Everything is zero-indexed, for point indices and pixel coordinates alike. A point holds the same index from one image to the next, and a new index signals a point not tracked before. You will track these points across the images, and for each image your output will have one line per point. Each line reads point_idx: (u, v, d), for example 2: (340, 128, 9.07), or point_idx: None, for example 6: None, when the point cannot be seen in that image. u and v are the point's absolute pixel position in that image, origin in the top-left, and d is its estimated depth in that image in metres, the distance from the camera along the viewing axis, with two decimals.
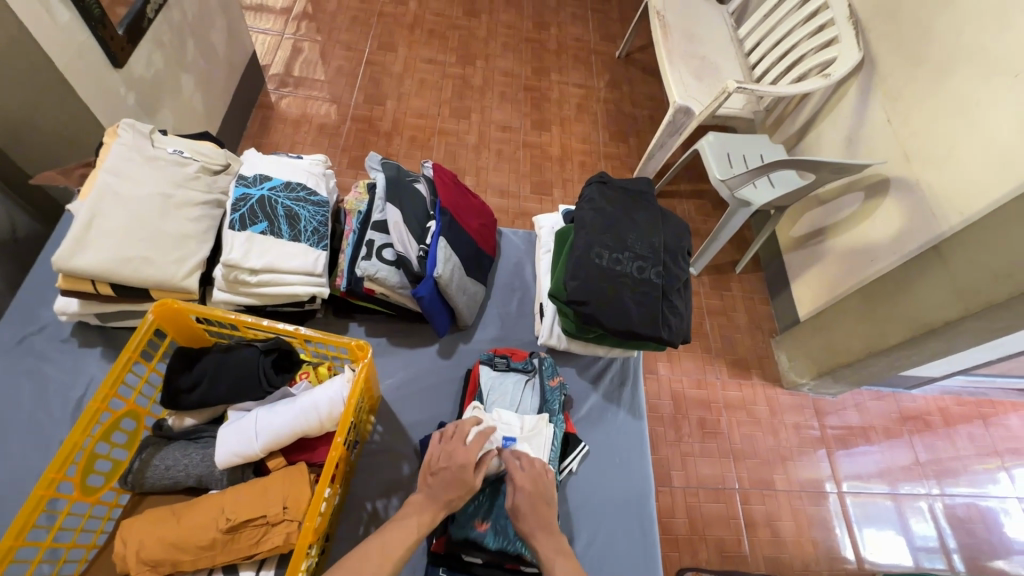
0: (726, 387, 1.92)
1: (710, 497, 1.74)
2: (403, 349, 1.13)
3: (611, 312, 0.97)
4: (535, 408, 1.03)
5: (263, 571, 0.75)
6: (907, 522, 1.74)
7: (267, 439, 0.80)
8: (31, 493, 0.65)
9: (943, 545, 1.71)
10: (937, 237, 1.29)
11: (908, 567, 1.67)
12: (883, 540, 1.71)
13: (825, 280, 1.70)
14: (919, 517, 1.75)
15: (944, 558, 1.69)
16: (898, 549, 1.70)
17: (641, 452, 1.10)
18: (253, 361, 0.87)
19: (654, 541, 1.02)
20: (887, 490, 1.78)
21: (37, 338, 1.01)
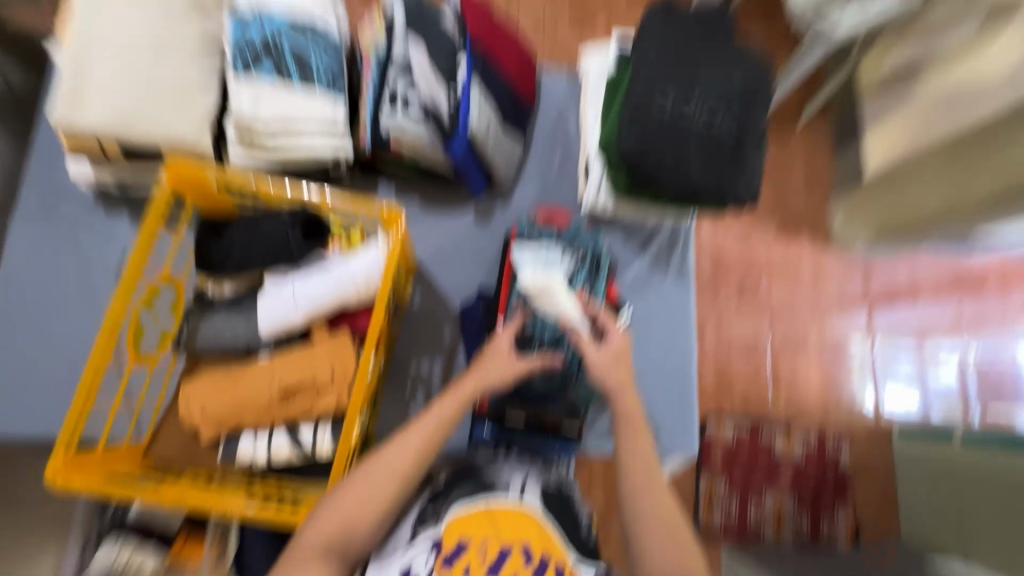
0: (772, 249, 1.83)
1: (742, 356, 1.79)
2: (437, 213, 1.06)
3: (670, 172, 0.85)
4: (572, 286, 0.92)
5: (321, 428, 0.79)
6: (925, 377, 1.83)
7: (307, 307, 0.79)
8: (90, 362, 0.66)
9: (960, 395, 1.81)
10: None
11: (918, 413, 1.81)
12: (899, 392, 1.82)
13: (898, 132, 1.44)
14: (944, 372, 1.83)
15: (958, 406, 1.80)
16: (913, 400, 1.82)
17: (685, 319, 1.07)
18: (282, 229, 0.81)
19: (693, 403, 1.04)
20: (910, 345, 1.83)
21: (60, 204, 0.96)
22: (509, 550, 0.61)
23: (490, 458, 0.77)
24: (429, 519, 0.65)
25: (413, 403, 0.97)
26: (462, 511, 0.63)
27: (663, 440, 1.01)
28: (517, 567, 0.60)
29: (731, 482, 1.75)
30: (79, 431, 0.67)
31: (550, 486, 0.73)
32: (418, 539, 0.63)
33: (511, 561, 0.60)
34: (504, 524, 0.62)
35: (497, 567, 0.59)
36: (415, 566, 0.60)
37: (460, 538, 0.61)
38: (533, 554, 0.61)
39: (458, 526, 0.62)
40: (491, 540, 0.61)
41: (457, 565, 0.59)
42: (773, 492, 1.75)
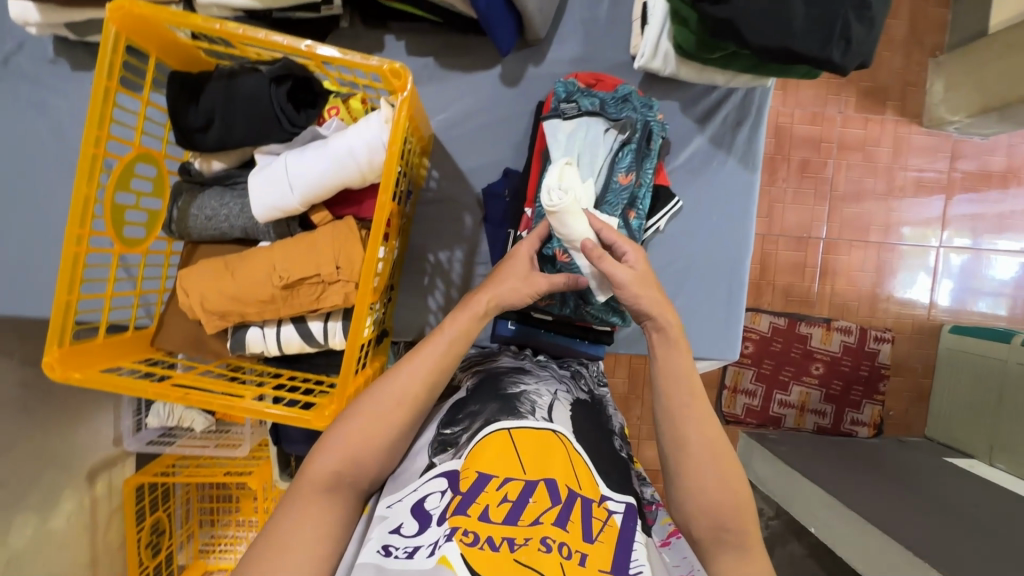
0: (847, 124, 1.64)
1: (791, 246, 1.68)
2: (455, 74, 0.87)
3: (757, 18, 0.63)
4: (612, 173, 0.81)
5: (332, 323, 0.73)
6: (986, 270, 1.71)
7: (304, 190, 0.67)
8: (64, 251, 0.59)
9: (1015, 291, 1.72)
10: None
11: (973, 310, 1.73)
12: (957, 288, 1.72)
13: None
14: (1007, 266, 1.71)
15: (1009, 302, 1.73)
16: (973, 296, 1.72)
17: (744, 210, 0.91)
18: (265, 94, 0.67)
19: (740, 305, 0.93)
20: (968, 243, 1.70)
21: (20, 58, 0.83)
22: (534, 485, 0.55)
23: (517, 366, 0.75)
24: (447, 448, 0.60)
25: (431, 296, 0.90)
26: (483, 441, 0.58)
27: (701, 342, 0.93)
28: (541, 505, 0.54)
29: (759, 375, 1.72)
30: (71, 321, 0.61)
31: (580, 399, 0.72)
32: (433, 471, 0.58)
33: (536, 498, 0.54)
34: (528, 451, 0.57)
35: (520, 506, 0.53)
36: (431, 503, 0.55)
37: (480, 473, 0.56)
38: (559, 491, 0.55)
39: (478, 459, 0.57)
40: (513, 475, 0.55)
41: (476, 504, 0.53)
42: (801, 384, 1.72)
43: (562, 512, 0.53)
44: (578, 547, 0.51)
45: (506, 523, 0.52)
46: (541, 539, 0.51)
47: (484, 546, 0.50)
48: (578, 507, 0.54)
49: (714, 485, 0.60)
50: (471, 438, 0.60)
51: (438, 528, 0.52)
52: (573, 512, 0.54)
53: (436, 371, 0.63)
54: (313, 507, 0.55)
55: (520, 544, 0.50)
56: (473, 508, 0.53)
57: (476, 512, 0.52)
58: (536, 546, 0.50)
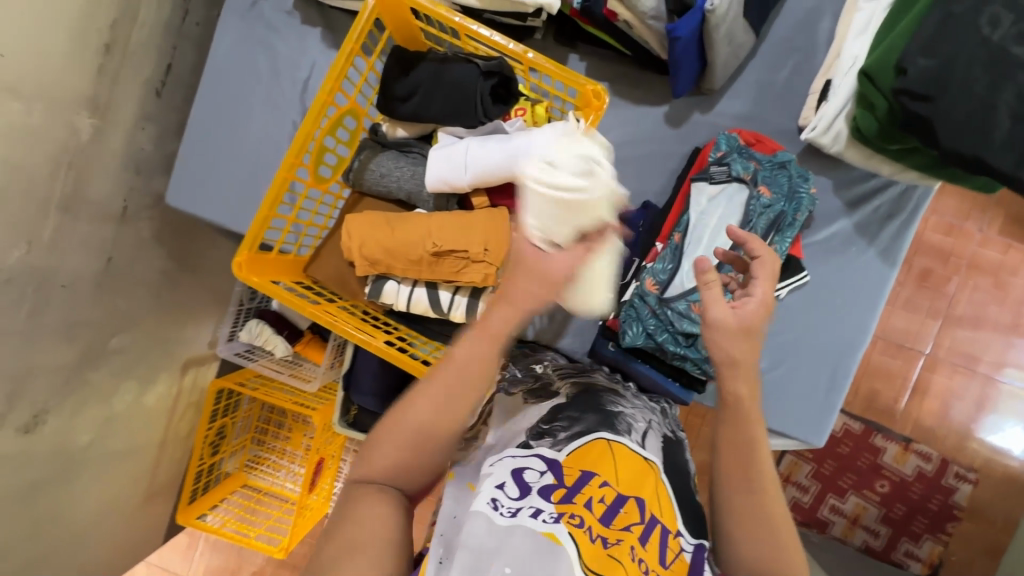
0: (985, 245, 1.56)
1: (889, 352, 1.61)
2: (623, 103, 0.93)
3: (956, 121, 0.64)
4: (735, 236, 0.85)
5: (457, 297, 0.79)
6: None
7: (476, 173, 0.74)
8: (278, 173, 0.69)
9: None
10: None
11: None
12: None
13: None
14: None
15: None
16: None
17: (871, 304, 0.90)
18: (469, 82, 0.74)
19: (840, 394, 0.92)
20: None
21: (264, 4, 0.96)
22: (626, 498, 0.58)
23: (613, 387, 0.78)
24: (545, 437, 0.64)
25: (541, 299, 0.95)
26: (583, 447, 0.63)
27: (789, 419, 0.92)
28: (630, 516, 0.57)
29: (816, 472, 1.64)
30: (262, 232, 0.72)
31: (667, 435, 0.74)
32: (531, 450, 0.63)
33: (627, 510, 0.57)
34: (624, 468, 0.61)
35: (614, 510, 0.57)
36: (531, 476, 0.59)
37: (583, 471, 0.60)
38: (646, 510, 0.58)
39: (581, 459, 0.61)
40: (610, 481, 0.59)
41: (581, 495, 0.57)
42: (860, 496, 1.63)
43: (645, 530, 0.57)
44: (655, 568, 0.54)
45: (602, 520, 0.55)
46: (630, 546, 0.54)
47: (585, 533, 0.53)
48: (658, 533, 0.57)
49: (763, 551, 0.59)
50: (569, 436, 0.64)
51: (542, 498, 0.56)
52: (653, 534, 0.57)
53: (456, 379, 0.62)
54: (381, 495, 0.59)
55: (613, 542, 0.54)
56: (576, 500, 0.57)
57: (581, 501, 0.57)
58: (626, 549, 0.54)
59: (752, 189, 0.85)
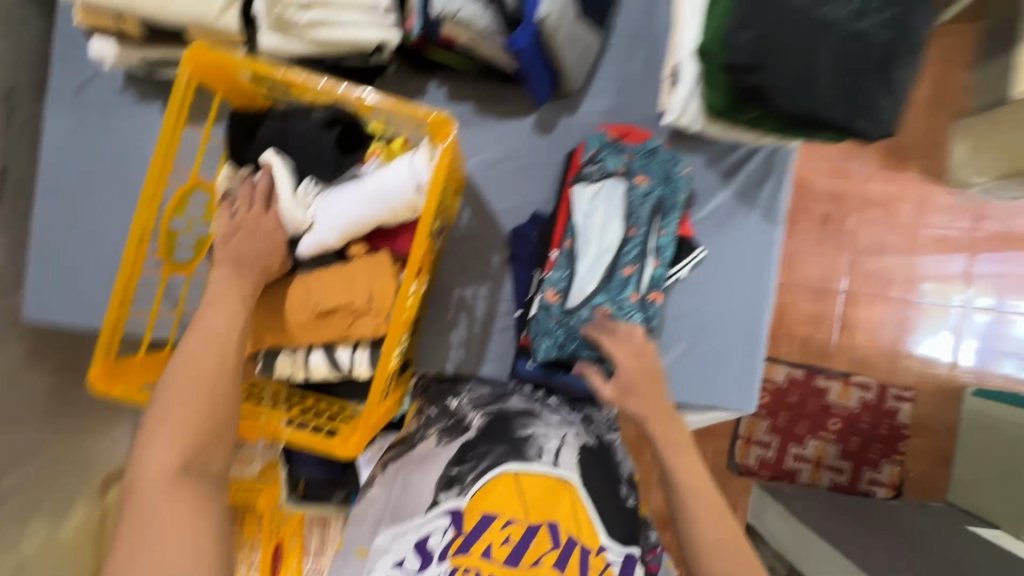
0: (870, 181, 1.67)
1: (811, 297, 1.68)
2: (491, 120, 0.92)
3: (786, 86, 0.66)
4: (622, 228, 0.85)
5: (359, 352, 0.74)
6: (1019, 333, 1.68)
7: (344, 227, 0.70)
8: (120, 270, 0.63)
9: None
10: None
11: (1001, 375, 1.68)
12: (985, 350, 1.68)
13: None
14: None
15: None
16: (999, 357, 1.68)
17: (764, 265, 0.93)
18: (314, 136, 0.72)
19: (758, 357, 0.94)
20: (996, 303, 1.67)
21: (91, 87, 0.89)
22: (537, 528, 0.59)
23: (527, 408, 0.76)
24: (453, 485, 0.65)
25: (454, 331, 0.93)
26: (489, 483, 0.63)
27: (718, 393, 0.94)
28: (542, 547, 0.58)
29: (774, 426, 1.69)
30: (117, 337, 0.65)
31: (589, 446, 0.74)
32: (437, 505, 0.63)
33: (538, 540, 0.58)
34: (535, 497, 0.62)
35: (522, 548, 0.58)
36: (434, 539, 0.61)
37: (484, 514, 0.60)
38: (560, 535, 0.59)
39: (486, 499, 0.61)
40: (517, 517, 0.60)
41: (479, 542, 0.58)
42: (818, 438, 1.69)
43: (561, 555, 0.58)
44: None
45: (507, 565, 0.57)
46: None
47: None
48: (577, 553, 0.59)
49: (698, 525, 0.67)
50: (477, 477, 0.64)
51: (440, 563, 0.59)
52: (571, 557, 0.58)
53: (211, 343, 0.60)
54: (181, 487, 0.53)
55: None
56: (477, 548, 0.58)
57: (478, 551, 0.58)
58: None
59: (629, 180, 0.85)
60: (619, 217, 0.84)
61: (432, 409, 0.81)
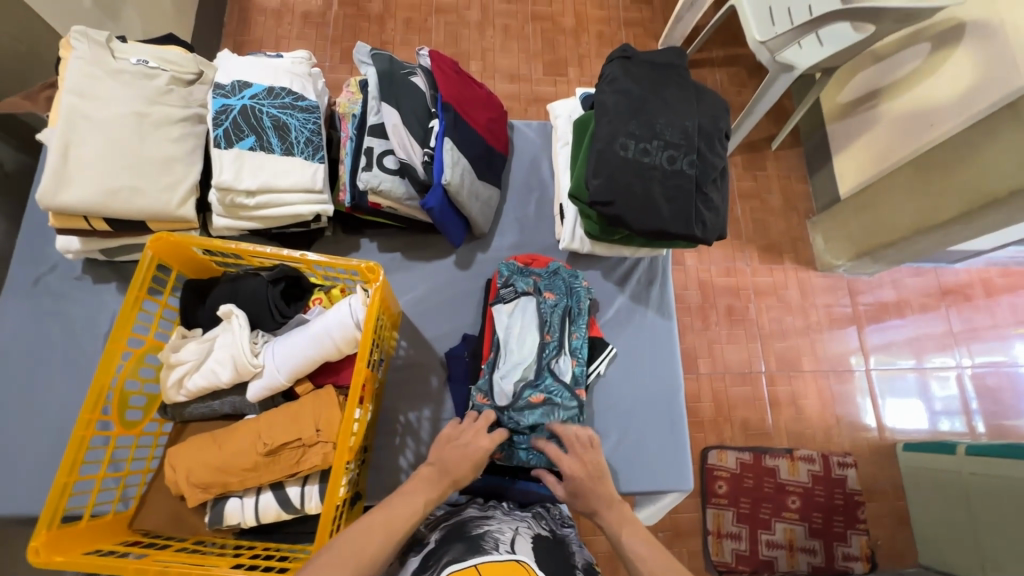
0: (757, 274, 1.95)
1: (737, 381, 1.84)
2: (418, 263, 1.08)
3: (636, 212, 0.88)
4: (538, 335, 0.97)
5: (308, 487, 0.78)
6: (928, 390, 1.87)
7: (290, 369, 0.79)
8: (72, 434, 0.66)
9: (966, 407, 1.86)
10: (982, 112, 1.31)
11: (924, 430, 1.83)
12: (901, 408, 1.85)
13: (863, 162, 1.74)
14: (940, 384, 1.88)
15: (950, 417, 1.85)
16: (916, 414, 1.85)
17: (669, 353, 1.08)
18: (261, 292, 0.82)
19: (684, 436, 1.04)
20: (914, 363, 1.89)
21: (50, 277, 0.99)
22: None
23: (481, 514, 0.79)
24: None
25: (403, 455, 0.97)
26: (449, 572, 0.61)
27: (657, 477, 1.00)
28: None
29: (739, 515, 1.71)
30: (63, 503, 0.66)
31: (542, 535, 0.77)
32: None
33: None
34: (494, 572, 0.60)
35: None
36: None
37: None
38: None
39: None
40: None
41: None
42: (783, 520, 1.72)
43: None
44: None
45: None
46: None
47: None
48: None
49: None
50: (438, 570, 0.64)
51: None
52: None
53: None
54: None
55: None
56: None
57: None
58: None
59: (539, 296, 1.00)
60: (535, 329, 0.98)
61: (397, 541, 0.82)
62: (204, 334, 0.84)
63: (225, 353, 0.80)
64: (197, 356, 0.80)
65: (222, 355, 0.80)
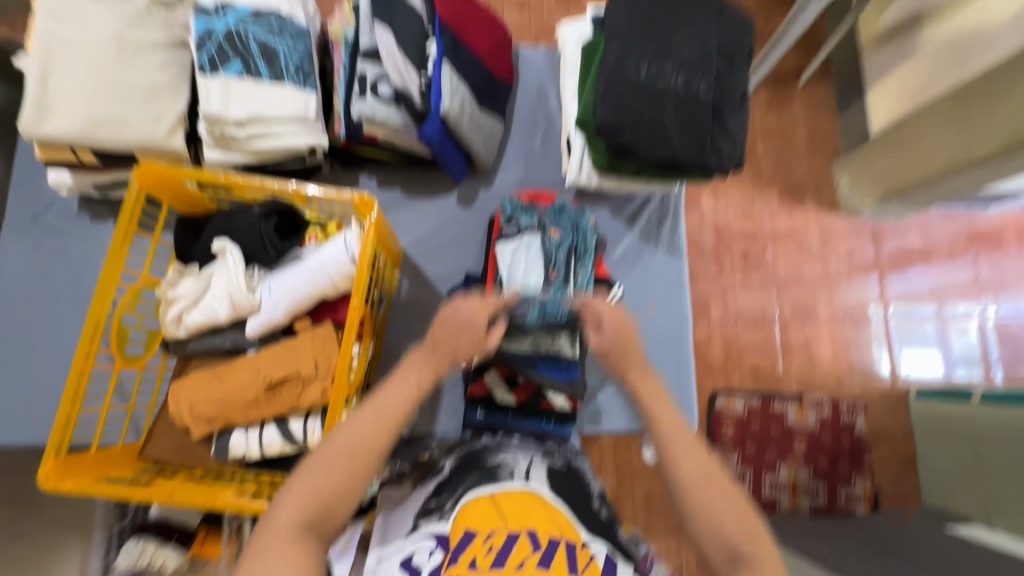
0: (776, 217, 1.87)
1: (749, 327, 1.80)
2: (420, 201, 1.05)
3: (647, 141, 0.82)
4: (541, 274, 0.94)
5: (310, 421, 0.78)
6: (946, 340, 1.82)
7: (288, 305, 0.78)
8: (72, 366, 0.67)
9: (986, 357, 1.81)
10: None
11: (939, 379, 1.80)
12: (917, 357, 1.81)
13: (898, 96, 1.62)
14: (961, 334, 1.83)
15: (968, 367, 1.81)
16: (933, 364, 1.81)
17: (679, 293, 1.05)
18: (255, 226, 0.80)
19: (690, 378, 1.02)
20: (933, 311, 1.83)
21: (48, 214, 0.97)
22: (516, 537, 0.59)
23: (494, 441, 0.77)
24: (433, 513, 0.63)
25: None
26: (466, 505, 0.62)
27: None
28: (523, 553, 0.57)
29: (744, 457, 1.73)
30: (68, 433, 0.67)
31: (556, 467, 0.74)
32: (421, 530, 0.61)
33: (518, 547, 0.57)
34: (510, 509, 0.62)
35: (504, 554, 0.57)
36: (419, 559, 0.58)
37: (467, 529, 0.59)
38: (539, 540, 0.58)
39: (465, 516, 0.61)
40: (497, 528, 0.59)
41: (465, 555, 0.57)
42: (788, 463, 1.73)
43: (544, 557, 0.57)
44: None
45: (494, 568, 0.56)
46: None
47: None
48: (562, 551, 0.58)
49: (711, 489, 0.66)
50: (455, 501, 0.64)
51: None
52: (556, 556, 0.58)
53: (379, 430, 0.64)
54: (299, 550, 0.55)
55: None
56: (463, 561, 0.56)
57: (465, 563, 0.56)
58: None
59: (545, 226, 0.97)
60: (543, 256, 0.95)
61: (404, 464, 0.79)
62: (200, 271, 0.82)
63: (222, 290, 0.79)
64: (194, 293, 0.79)
65: (219, 292, 0.79)
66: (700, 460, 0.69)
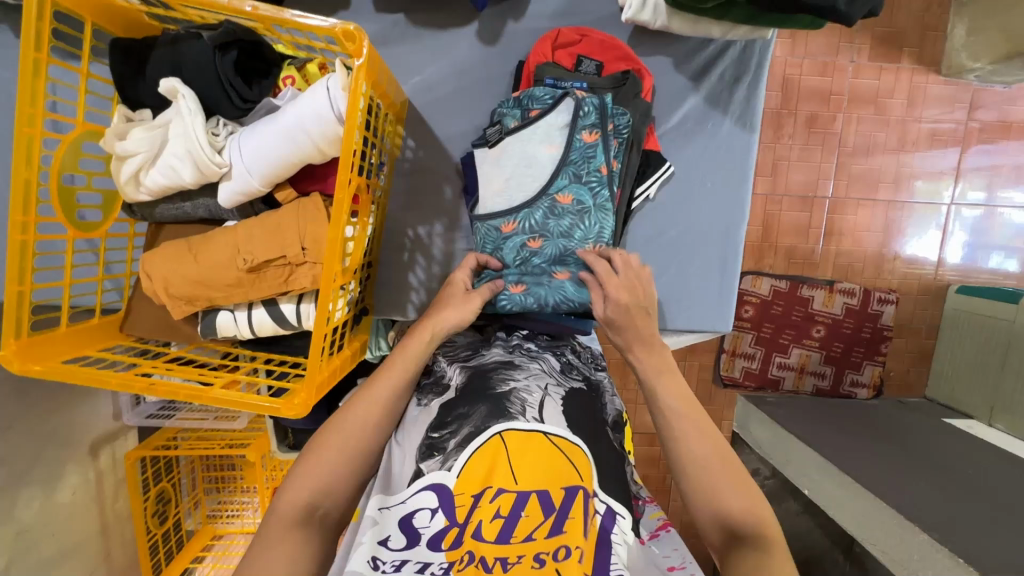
0: (860, 74, 1.52)
1: (795, 206, 1.57)
2: (430, 33, 0.81)
3: None
4: (575, 132, 0.75)
5: (304, 305, 0.69)
6: (984, 226, 1.59)
7: (264, 172, 0.63)
8: (8, 239, 0.55)
9: None
10: None
11: (981, 268, 1.61)
12: (968, 245, 1.59)
13: None
14: (1018, 214, 1.58)
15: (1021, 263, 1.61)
16: (983, 254, 1.60)
17: (741, 175, 0.86)
18: (208, 63, 0.61)
19: (734, 275, 0.90)
20: (981, 199, 1.57)
21: None
22: (526, 497, 0.52)
23: (506, 359, 0.66)
24: (435, 454, 0.56)
25: (413, 273, 0.87)
26: (475, 453, 0.54)
27: (694, 314, 0.90)
28: (534, 519, 0.51)
29: (758, 338, 1.61)
30: (25, 312, 0.58)
31: (575, 390, 0.66)
32: (422, 480, 0.54)
33: (529, 513, 0.51)
34: (521, 461, 0.53)
35: (513, 521, 0.51)
36: (421, 519, 0.52)
37: (475, 486, 0.53)
38: (553, 501, 0.51)
39: (472, 471, 0.53)
40: (507, 485, 0.52)
41: (470, 518, 0.51)
42: (801, 346, 1.60)
43: (556, 519, 0.51)
44: (577, 545, 0.49)
45: (498, 541, 0.50)
46: (535, 555, 0.49)
47: (477, 566, 0.49)
48: (579, 499, 0.52)
49: (715, 472, 0.57)
50: (460, 445, 0.55)
51: (428, 548, 0.50)
52: (574, 506, 0.51)
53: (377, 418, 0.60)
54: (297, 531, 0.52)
55: (513, 562, 0.49)
56: (467, 529, 0.51)
57: (470, 527, 0.51)
58: (528, 563, 0.49)
59: (527, 131, 0.76)
60: (535, 168, 0.75)
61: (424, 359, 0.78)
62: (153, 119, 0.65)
63: (182, 147, 0.63)
64: (149, 146, 0.64)
65: (178, 149, 0.63)
66: (705, 443, 0.59)
